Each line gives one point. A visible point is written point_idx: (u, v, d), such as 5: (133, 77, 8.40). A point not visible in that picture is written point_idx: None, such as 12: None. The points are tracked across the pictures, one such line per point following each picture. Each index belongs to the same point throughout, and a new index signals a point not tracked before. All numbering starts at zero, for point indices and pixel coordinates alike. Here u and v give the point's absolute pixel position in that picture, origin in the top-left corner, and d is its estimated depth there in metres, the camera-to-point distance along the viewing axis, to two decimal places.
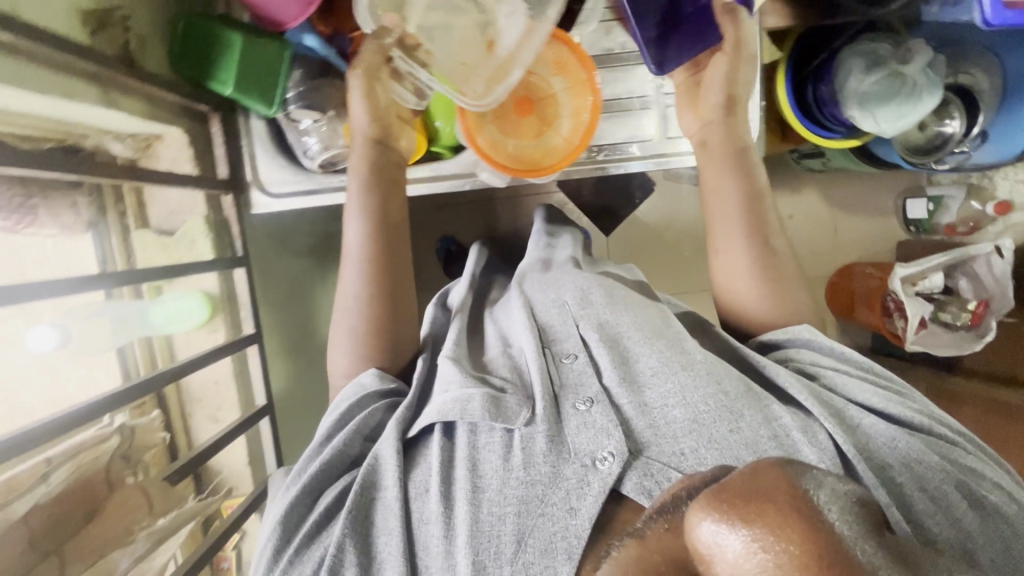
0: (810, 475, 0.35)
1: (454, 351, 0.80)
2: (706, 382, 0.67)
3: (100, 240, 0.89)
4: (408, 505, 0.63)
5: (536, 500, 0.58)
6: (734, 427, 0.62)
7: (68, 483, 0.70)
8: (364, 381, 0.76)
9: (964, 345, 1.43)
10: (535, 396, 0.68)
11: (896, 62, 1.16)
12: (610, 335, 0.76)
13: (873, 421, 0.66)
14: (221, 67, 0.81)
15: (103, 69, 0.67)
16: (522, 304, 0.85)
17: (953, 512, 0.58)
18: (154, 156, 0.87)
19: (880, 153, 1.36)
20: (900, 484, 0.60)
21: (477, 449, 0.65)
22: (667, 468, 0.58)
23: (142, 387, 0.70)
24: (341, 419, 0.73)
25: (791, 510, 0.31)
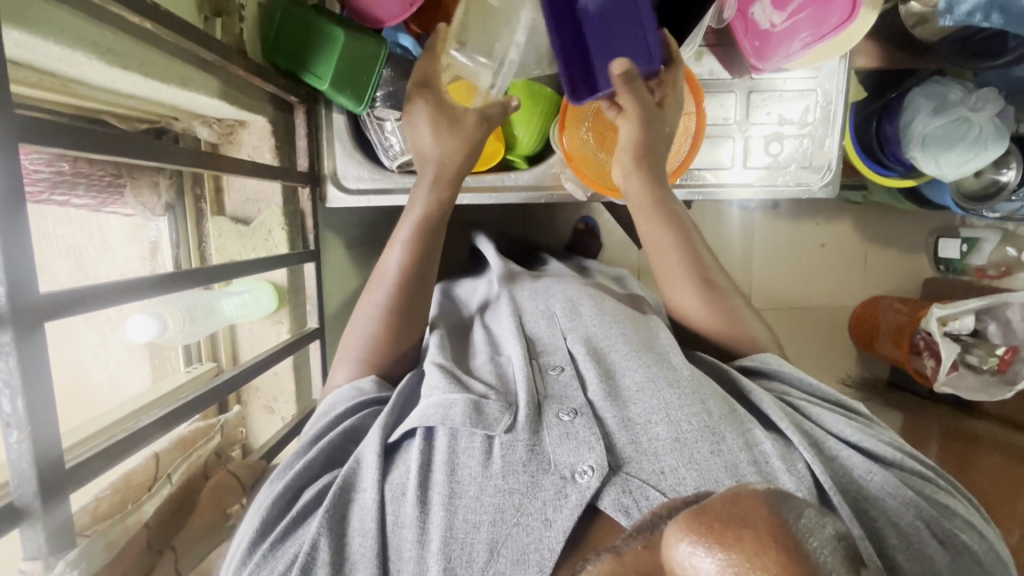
0: (795, 504, 0.30)
1: (444, 358, 0.73)
2: (692, 402, 0.60)
3: (177, 223, 0.88)
4: (384, 508, 0.56)
5: (513, 509, 0.51)
6: (716, 449, 0.55)
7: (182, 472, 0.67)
8: (364, 387, 0.71)
9: (991, 393, 1.36)
10: (519, 404, 0.62)
11: (964, 107, 1.13)
12: (596, 349, 0.70)
13: (852, 454, 0.59)
14: (320, 62, 0.80)
15: (222, 58, 0.65)
16: (510, 313, 0.80)
17: (925, 549, 0.52)
18: (236, 143, 0.86)
19: (929, 196, 1.36)
20: (876, 521, 0.54)
21: (456, 454, 0.58)
22: (647, 487, 0.52)
23: (244, 373, 0.67)
24: (337, 419, 0.66)
25: (767, 539, 0.27)
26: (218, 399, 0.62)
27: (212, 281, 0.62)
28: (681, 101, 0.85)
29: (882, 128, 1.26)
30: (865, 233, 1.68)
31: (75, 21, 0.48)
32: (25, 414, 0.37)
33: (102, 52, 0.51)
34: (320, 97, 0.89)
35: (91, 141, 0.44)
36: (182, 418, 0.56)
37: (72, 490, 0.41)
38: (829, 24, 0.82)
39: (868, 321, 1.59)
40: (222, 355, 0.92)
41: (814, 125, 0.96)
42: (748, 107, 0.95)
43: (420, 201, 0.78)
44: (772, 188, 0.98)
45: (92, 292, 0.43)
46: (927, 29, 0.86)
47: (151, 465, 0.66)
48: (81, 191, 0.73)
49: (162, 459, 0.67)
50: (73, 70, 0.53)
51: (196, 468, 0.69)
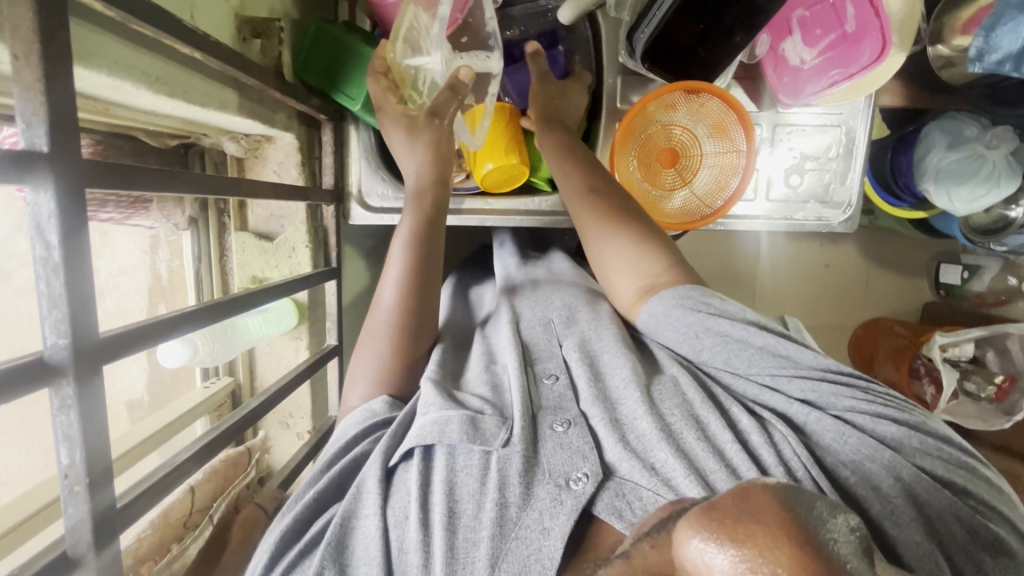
0: (803, 494, 0.30)
1: (438, 373, 0.70)
2: (674, 395, 0.62)
3: (199, 238, 0.88)
4: (387, 533, 0.53)
5: (511, 523, 0.50)
6: (702, 436, 0.56)
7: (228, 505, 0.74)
8: (374, 409, 0.67)
9: (989, 421, 1.38)
10: (513, 418, 0.60)
11: (979, 143, 1.13)
12: (590, 354, 0.70)
13: (819, 418, 0.57)
14: (352, 83, 0.82)
15: (260, 83, 0.64)
16: (508, 321, 0.79)
17: (909, 511, 0.50)
18: (262, 158, 0.85)
19: (939, 227, 1.37)
20: (855, 490, 0.52)
21: (454, 471, 0.55)
22: (640, 487, 0.51)
23: (269, 399, 0.67)
24: (348, 445, 0.63)
25: (779, 533, 0.27)
26: (248, 426, 0.62)
27: (247, 308, 0.62)
28: (733, 139, 0.87)
29: (896, 160, 1.27)
30: (870, 256, 1.69)
31: (127, 52, 0.47)
32: (83, 464, 0.37)
33: (149, 82, 0.51)
34: (347, 113, 0.89)
35: (143, 178, 0.44)
36: (215, 450, 0.56)
37: (120, 534, 0.41)
38: (858, 63, 0.82)
39: (869, 342, 1.61)
40: (239, 371, 0.92)
41: (835, 160, 0.97)
42: (774, 137, 0.96)
43: (410, 215, 0.77)
44: (792, 220, 0.99)
45: (146, 330, 0.43)
46: (954, 73, 0.87)
47: (188, 500, 0.71)
48: (110, 208, 0.73)
49: (198, 493, 0.73)
50: (118, 97, 0.53)
51: (231, 504, 0.74)
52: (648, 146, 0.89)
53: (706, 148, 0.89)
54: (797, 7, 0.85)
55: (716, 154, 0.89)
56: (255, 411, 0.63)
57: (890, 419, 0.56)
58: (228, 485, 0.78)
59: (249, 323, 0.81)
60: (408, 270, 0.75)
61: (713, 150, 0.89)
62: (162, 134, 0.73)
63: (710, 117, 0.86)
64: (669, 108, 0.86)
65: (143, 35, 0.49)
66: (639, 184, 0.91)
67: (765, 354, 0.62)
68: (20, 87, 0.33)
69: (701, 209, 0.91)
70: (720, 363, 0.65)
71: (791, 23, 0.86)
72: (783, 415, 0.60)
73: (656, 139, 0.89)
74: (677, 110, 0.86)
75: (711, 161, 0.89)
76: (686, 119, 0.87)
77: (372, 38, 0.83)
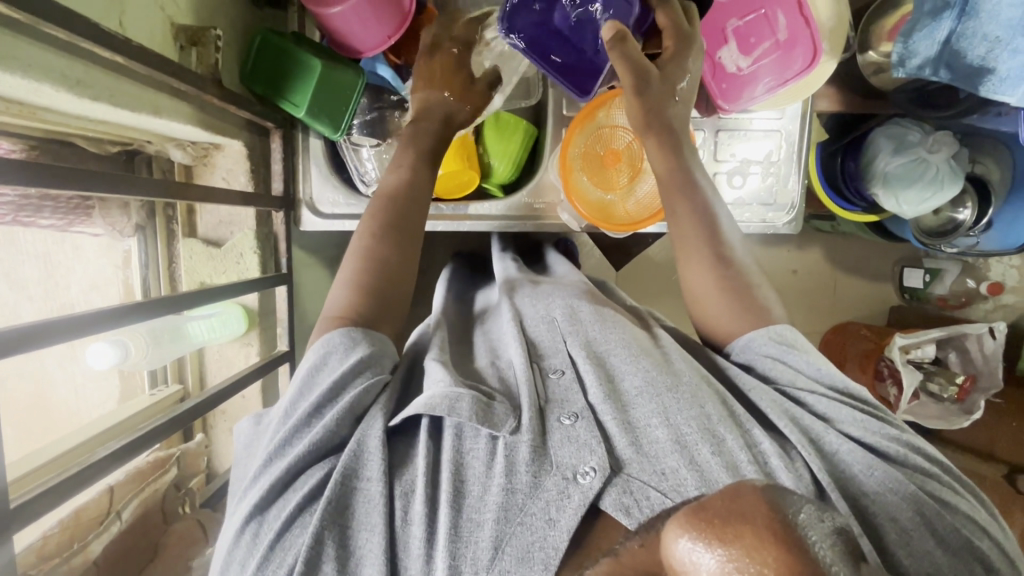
0: (796, 501, 0.32)
1: (443, 354, 0.69)
2: (691, 406, 0.59)
3: (146, 243, 0.89)
4: (392, 502, 0.53)
5: (517, 508, 0.51)
6: (716, 450, 0.55)
7: (136, 509, 0.73)
8: (355, 336, 0.64)
9: (950, 420, 1.40)
10: (523, 406, 0.60)
11: (922, 147, 1.17)
12: (596, 353, 0.67)
13: (851, 448, 0.58)
14: (297, 90, 0.81)
15: (195, 89, 0.66)
16: (511, 317, 0.76)
17: (926, 543, 0.53)
18: (210, 165, 0.87)
19: (893, 230, 1.40)
20: (874, 516, 0.54)
21: (462, 453, 0.56)
22: (648, 487, 0.52)
23: (206, 401, 0.67)
24: (338, 393, 0.59)
25: (765, 537, 0.29)
26: (181, 425, 0.63)
27: (180, 309, 0.62)
28: None
29: (845, 164, 1.29)
30: (835, 261, 1.70)
31: (45, 55, 0.49)
32: None
33: (71, 85, 0.52)
34: (298, 121, 0.90)
35: (50, 178, 0.45)
36: (138, 450, 0.56)
37: (18, 527, 0.42)
38: (792, 70, 0.87)
39: (839, 345, 1.62)
40: (188, 378, 0.93)
41: (778, 165, 0.99)
42: (716, 141, 0.98)
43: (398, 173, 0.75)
44: (739, 222, 1.01)
45: (52, 326, 0.44)
46: (885, 78, 0.92)
47: (105, 500, 0.70)
48: (48, 214, 0.75)
49: (117, 492, 0.72)
50: (42, 101, 0.54)
51: (147, 502, 0.74)
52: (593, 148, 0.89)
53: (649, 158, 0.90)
54: (730, 17, 0.88)
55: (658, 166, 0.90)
56: (191, 411, 0.64)
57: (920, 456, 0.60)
58: (149, 482, 0.77)
59: (193, 328, 0.82)
60: (381, 228, 0.72)
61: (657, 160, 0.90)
62: (102, 141, 0.74)
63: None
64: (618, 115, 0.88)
65: (60, 39, 0.50)
66: (590, 194, 0.90)
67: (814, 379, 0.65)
68: None
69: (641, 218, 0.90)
70: (775, 364, 0.66)
71: (725, 32, 0.89)
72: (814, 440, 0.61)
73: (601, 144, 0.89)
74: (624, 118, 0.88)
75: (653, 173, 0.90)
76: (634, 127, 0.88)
77: (319, 47, 0.81)
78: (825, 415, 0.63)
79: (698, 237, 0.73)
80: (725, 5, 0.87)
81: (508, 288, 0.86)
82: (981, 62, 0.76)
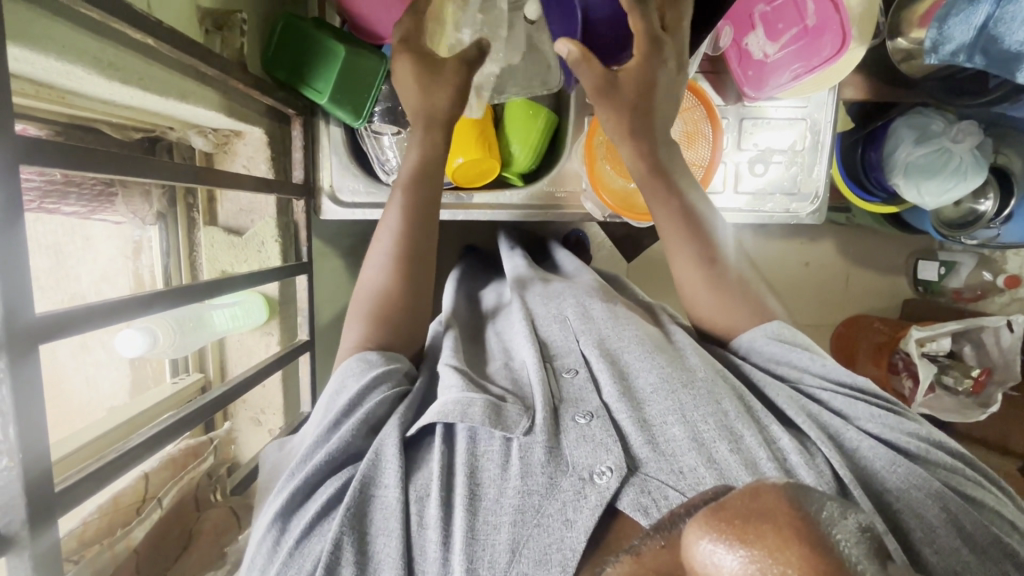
0: (819, 497, 0.29)
1: (458, 359, 0.68)
2: (707, 402, 0.58)
3: (167, 231, 0.88)
4: (408, 507, 0.52)
5: (533, 510, 0.49)
6: (734, 447, 0.54)
7: (174, 493, 0.72)
8: (370, 361, 0.65)
9: (966, 413, 1.38)
10: (537, 406, 0.58)
11: (945, 138, 1.14)
12: (609, 350, 0.66)
13: (871, 443, 0.57)
14: (319, 77, 0.80)
15: (222, 73, 0.65)
16: (522, 315, 0.75)
17: (952, 540, 0.50)
18: (232, 152, 0.86)
19: (911, 222, 1.38)
20: (898, 513, 0.52)
21: (476, 455, 0.55)
22: (666, 487, 0.50)
23: (234, 388, 0.67)
24: (352, 403, 0.59)
25: (788, 534, 0.26)
26: (212, 412, 0.63)
27: (209, 296, 0.62)
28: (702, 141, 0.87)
29: (865, 155, 1.27)
30: (850, 255, 1.67)
31: (78, 36, 0.48)
32: (16, 439, 0.37)
33: (102, 67, 0.51)
34: (318, 109, 0.89)
35: (94, 160, 0.46)
36: (172, 436, 0.56)
37: (61, 513, 0.42)
38: (820, 56, 0.83)
39: (850, 340, 1.58)
40: (210, 367, 0.93)
41: (802, 155, 0.98)
42: (741, 130, 0.97)
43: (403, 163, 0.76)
44: (764, 213, 1.00)
45: (89, 312, 0.43)
46: (914, 66, 0.90)
47: (140, 486, 0.70)
48: (72, 200, 0.74)
49: (152, 480, 0.71)
50: (72, 83, 0.53)
51: (183, 492, 0.73)
52: None
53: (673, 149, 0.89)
54: (758, 3, 0.87)
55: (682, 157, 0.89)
56: (214, 403, 0.63)
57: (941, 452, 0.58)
58: (183, 472, 0.75)
59: (216, 317, 0.81)
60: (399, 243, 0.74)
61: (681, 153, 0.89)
62: (126, 127, 0.73)
63: (684, 122, 0.87)
64: None
65: (95, 21, 0.49)
66: (613, 183, 0.89)
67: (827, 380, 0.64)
68: None
69: None
70: (786, 364, 0.67)
71: (752, 18, 0.88)
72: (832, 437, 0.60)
73: None
74: None
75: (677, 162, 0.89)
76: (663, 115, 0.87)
77: (342, 32, 0.80)
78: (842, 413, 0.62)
79: (680, 231, 0.73)
80: None
81: (518, 284, 0.85)
82: (1020, 47, 0.73)
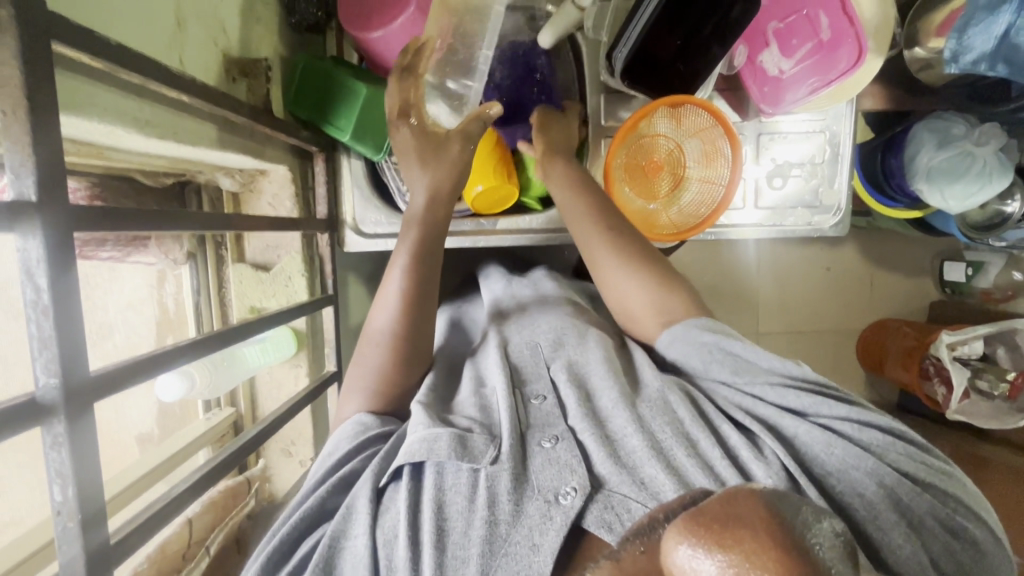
0: (794, 501, 0.28)
1: (426, 398, 0.68)
2: (662, 413, 0.59)
3: (197, 270, 0.91)
4: (375, 552, 0.51)
5: (500, 539, 0.48)
6: (692, 452, 0.54)
7: (218, 537, 0.75)
8: (366, 422, 0.65)
9: (1003, 420, 1.32)
10: (502, 435, 0.58)
11: (969, 141, 1.11)
12: (578, 374, 0.67)
13: (807, 428, 0.55)
14: (340, 114, 0.82)
15: (249, 119, 0.67)
16: (494, 348, 0.75)
17: (891, 514, 0.49)
18: (257, 191, 0.88)
19: (935, 225, 1.35)
20: (841, 497, 0.51)
21: (442, 490, 0.53)
22: (629, 499, 0.49)
23: (268, 426, 0.69)
24: (336, 465, 0.60)
25: (766, 542, 0.25)
26: (250, 450, 0.64)
27: (243, 338, 0.63)
28: (718, 161, 0.87)
29: (886, 160, 1.25)
30: (873, 259, 1.64)
31: (117, 98, 0.50)
32: (74, 498, 0.38)
33: (140, 126, 0.53)
34: (338, 144, 0.91)
35: (137, 219, 0.47)
36: (214, 479, 0.57)
37: (115, 567, 0.43)
38: (836, 70, 0.84)
39: (876, 347, 1.55)
40: (241, 402, 0.94)
41: (822, 167, 0.98)
42: (761, 146, 0.97)
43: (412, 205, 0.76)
44: (787, 227, 0.99)
45: (139, 364, 0.45)
46: (933, 74, 0.90)
47: (186, 532, 0.71)
48: (108, 247, 0.77)
49: (196, 525, 0.73)
50: (111, 142, 0.55)
51: (221, 530, 0.75)
52: (638, 156, 0.88)
53: (692, 167, 0.89)
54: (771, 19, 0.86)
55: (700, 175, 0.89)
56: (247, 445, 0.63)
57: (876, 429, 0.55)
58: (227, 516, 0.78)
59: (248, 353, 0.83)
60: (401, 301, 0.72)
61: (698, 172, 0.89)
62: (158, 174, 0.76)
63: (702, 141, 0.87)
64: (674, 122, 0.86)
65: (132, 84, 0.51)
66: (633, 205, 0.90)
67: (763, 370, 0.62)
68: (10, 141, 0.35)
69: (683, 227, 0.90)
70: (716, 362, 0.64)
71: (766, 35, 0.87)
72: (773, 427, 0.58)
73: (649, 151, 0.88)
74: (674, 126, 0.86)
75: (694, 179, 0.89)
76: (681, 135, 0.87)
77: (360, 70, 0.83)
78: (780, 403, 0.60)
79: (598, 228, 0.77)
80: (766, 8, 0.86)
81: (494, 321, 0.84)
82: None
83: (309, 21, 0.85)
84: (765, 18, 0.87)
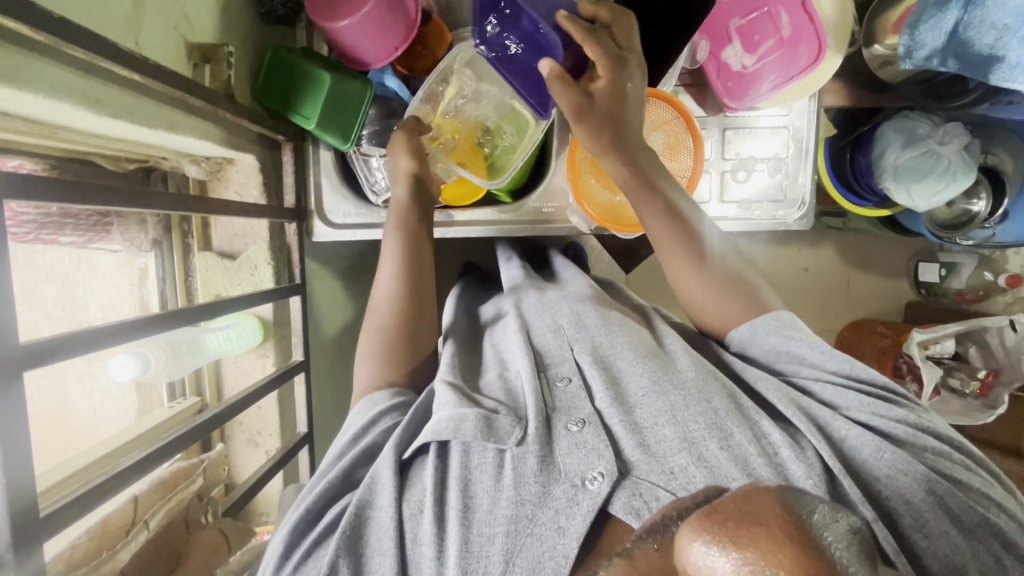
0: (810, 500, 0.29)
1: (451, 373, 0.68)
2: (697, 401, 0.58)
3: (162, 257, 0.91)
4: (402, 525, 0.53)
5: (526, 520, 0.50)
6: (724, 445, 0.54)
7: (166, 515, 0.74)
8: (377, 398, 0.67)
9: (973, 416, 1.34)
10: (528, 417, 0.59)
11: (933, 140, 1.13)
12: (602, 357, 0.66)
13: (859, 433, 0.57)
14: (306, 103, 0.83)
15: (207, 102, 0.67)
16: (517, 326, 0.75)
17: (942, 524, 0.52)
18: (224, 179, 0.88)
19: (905, 224, 1.36)
20: (887, 503, 0.53)
21: (469, 469, 0.55)
22: (657, 488, 0.51)
23: (227, 410, 0.69)
24: (358, 436, 0.62)
25: (780, 536, 0.26)
26: (207, 429, 0.64)
27: (199, 319, 0.63)
28: (682, 154, 0.88)
29: (854, 159, 1.26)
30: (849, 258, 1.66)
31: (64, 75, 0.50)
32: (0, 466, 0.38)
33: (90, 103, 0.54)
34: (308, 134, 0.92)
35: (74, 193, 0.47)
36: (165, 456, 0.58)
37: (46, 536, 0.43)
38: (797, 66, 0.86)
39: (854, 345, 1.56)
40: (206, 390, 0.94)
41: (784, 163, 0.99)
42: (723, 141, 0.98)
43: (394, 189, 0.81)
44: (750, 220, 1.01)
45: (80, 337, 0.45)
46: (891, 71, 0.92)
47: (130, 509, 0.71)
48: (68, 231, 0.78)
49: (142, 501, 0.73)
50: (62, 120, 0.56)
51: (172, 514, 0.75)
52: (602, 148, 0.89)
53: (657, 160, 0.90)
54: (733, 16, 0.88)
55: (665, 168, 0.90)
56: (200, 426, 0.63)
57: (930, 438, 0.59)
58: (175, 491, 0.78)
59: (209, 339, 0.83)
60: (397, 276, 0.76)
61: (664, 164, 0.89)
62: (120, 158, 0.76)
63: (665, 135, 0.88)
64: None
65: (80, 60, 0.52)
66: (599, 197, 0.89)
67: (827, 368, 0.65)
68: None
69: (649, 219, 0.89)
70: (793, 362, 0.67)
71: (728, 32, 0.89)
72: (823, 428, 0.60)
73: None
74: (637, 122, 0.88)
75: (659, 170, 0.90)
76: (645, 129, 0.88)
77: (327, 59, 0.83)
78: (832, 403, 0.62)
79: (675, 239, 0.73)
80: (727, 5, 0.88)
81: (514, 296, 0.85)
82: (990, 51, 0.75)
83: (278, 11, 0.86)
84: (724, 16, 0.89)
